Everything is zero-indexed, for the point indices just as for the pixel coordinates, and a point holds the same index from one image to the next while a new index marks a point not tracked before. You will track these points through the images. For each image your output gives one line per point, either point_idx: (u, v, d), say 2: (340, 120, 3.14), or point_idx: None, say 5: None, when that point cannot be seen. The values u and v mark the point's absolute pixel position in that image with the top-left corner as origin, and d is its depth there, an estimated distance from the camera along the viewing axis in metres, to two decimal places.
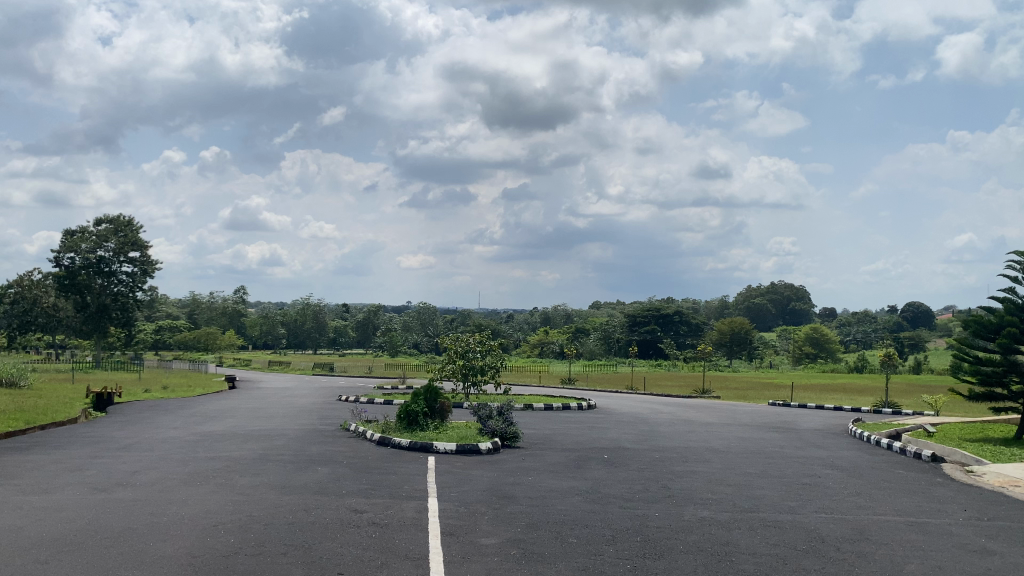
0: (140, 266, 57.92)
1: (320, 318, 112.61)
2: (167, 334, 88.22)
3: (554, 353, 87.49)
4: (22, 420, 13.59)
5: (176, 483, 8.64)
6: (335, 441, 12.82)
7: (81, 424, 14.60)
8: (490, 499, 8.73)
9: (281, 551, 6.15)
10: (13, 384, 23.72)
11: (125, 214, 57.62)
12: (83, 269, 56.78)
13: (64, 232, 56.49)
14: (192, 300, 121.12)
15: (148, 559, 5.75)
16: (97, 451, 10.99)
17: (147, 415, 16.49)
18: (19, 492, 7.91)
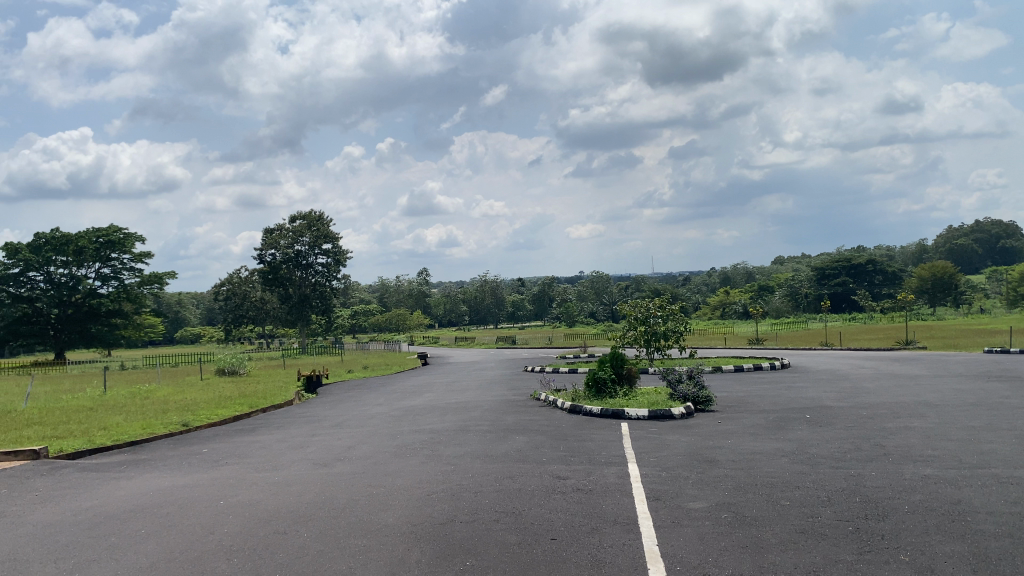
0: (333, 258, 61.70)
1: (498, 294, 115.43)
2: (361, 318, 93.70)
3: (738, 313, 84.84)
4: (247, 404, 14.95)
5: (387, 456, 9.14)
6: (529, 411, 13.09)
7: (296, 405, 15.79)
8: (691, 463, 8.56)
9: (494, 518, 6.34)
10: (235, 372, 26.10)
11: (316, 210, 61.47)
12: (284, 264, 60.87)
13: (264, 231, 61.11)
14: (380, 285, 127.88)
15: (373, 528, 6.10)
16: (313, 429, 11.84)
17: (352, 394, 17.58)
18: (253, 469, 8.68)
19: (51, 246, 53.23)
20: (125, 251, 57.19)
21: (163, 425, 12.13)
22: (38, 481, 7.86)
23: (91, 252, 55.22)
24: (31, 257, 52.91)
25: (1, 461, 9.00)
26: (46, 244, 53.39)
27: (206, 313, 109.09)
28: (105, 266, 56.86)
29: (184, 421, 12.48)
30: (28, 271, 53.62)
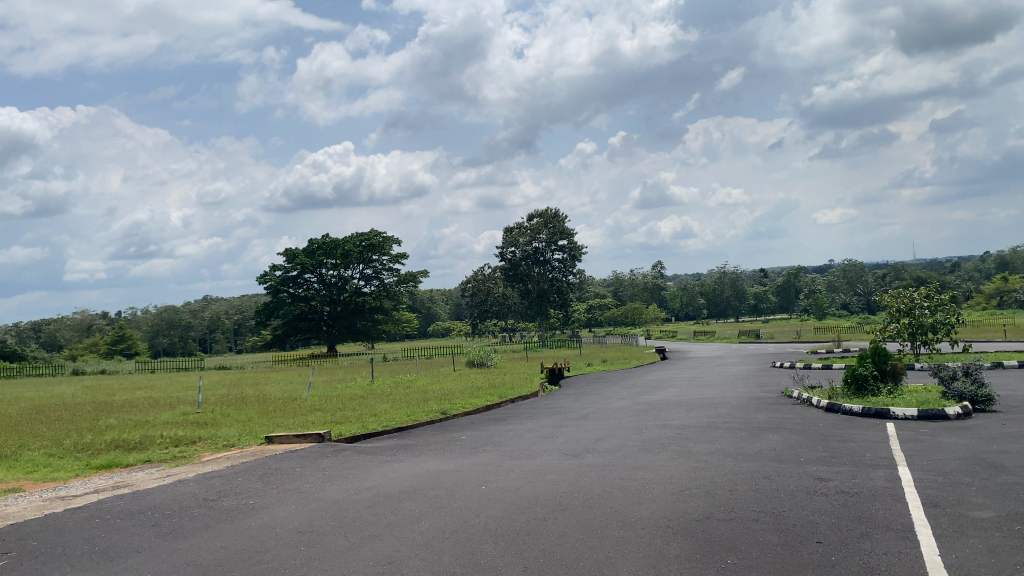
0: (570, 253, 62.93)
1: (739, 286, 111.77)
2: (599, 313, 94.85)
3: (1020, 302, 75.49)
4: (496, 394, 15.68)
5: (636, 450, 9.18)
6: (781, 408, 12.57)
7: (542, 397, 16.33)
8: (973, 468, 7.75)
9: (753, 517, 6.16)
10: (483, 364, 27.48)
11: (552, 207, 62.71)
12: (523, 261, 62.97)
13: (504, 229, 63.59)
14: (616, 279, 128.67)
15: (630, 520, 6.16)
16: (562, 420, 12.15)
17: (595, 387, 17.87)
18: (508, 456, 9.09)
19: (322, 251, 59.11)
20: (384, 253, 62.07)
21: (424, 413, 13.04)
22: (325, 461, 8.77)
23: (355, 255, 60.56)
24: (307, 261, 59.07)
25: (293, 442, 10.14)
26: (319, 249, 59.37)
27: (455, 309, 115.72)
28: (368, 266, 62.13)
29: (442, 409, 13.35)
30: (304, 273, 59.94)
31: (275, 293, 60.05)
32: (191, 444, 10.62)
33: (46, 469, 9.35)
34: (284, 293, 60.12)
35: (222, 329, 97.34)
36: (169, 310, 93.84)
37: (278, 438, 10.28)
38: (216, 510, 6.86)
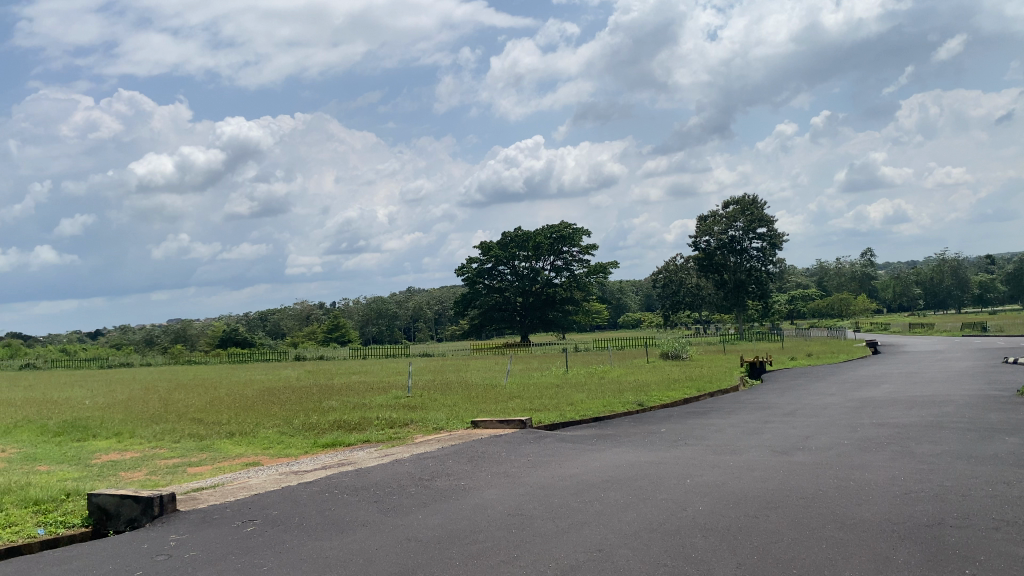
0: (769, 241, 60.46)
1: (961, 274, 102.48)
2: (800, 304, 90.46)
3: None
4: (694, 387, 15.38)
5: (852, 449, 8.66)
6: (1017, 409, 11.38)
7: (742, 390, 15.81)
8: None
9: (993, 526, 5.63)
10: (679, 356, 27.06)
11: (749, 194, 60.75)
12: (718, 250, 61.38)
13: (698, 218, 62.50)
14: (819, 268, 122.19)
15: (849, 521, 5.83)
16: (766, 416, 11.68)
17: (800, 382, 17.06)
18: (712, 451, 8.89)
19: (516, 243, 60.66)
20: (575, 245, 62.54)
21: (622, 403, 13.04)
22: (528, 447, 8.99)
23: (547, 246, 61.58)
24: (501, 254, 60.88)
25: (497, 427, 10.49)
26: (512, 242, 61.04)
27: (647, 300, 114.74)
28: (559, 258, 62.96)
29: (640, 401, 13.28)
30: (499, 266, 61.85)
31: (472, 285, 62.74)
32: (404, 426, 11.28)
33: (280, 445, 10.28)
34: (479, 284, 62.67)
35: (424, 318, 102.08)
36: (376, 301, 99.92)
37: (483, 423, 10.64)
38: (432, 489, 7.23)
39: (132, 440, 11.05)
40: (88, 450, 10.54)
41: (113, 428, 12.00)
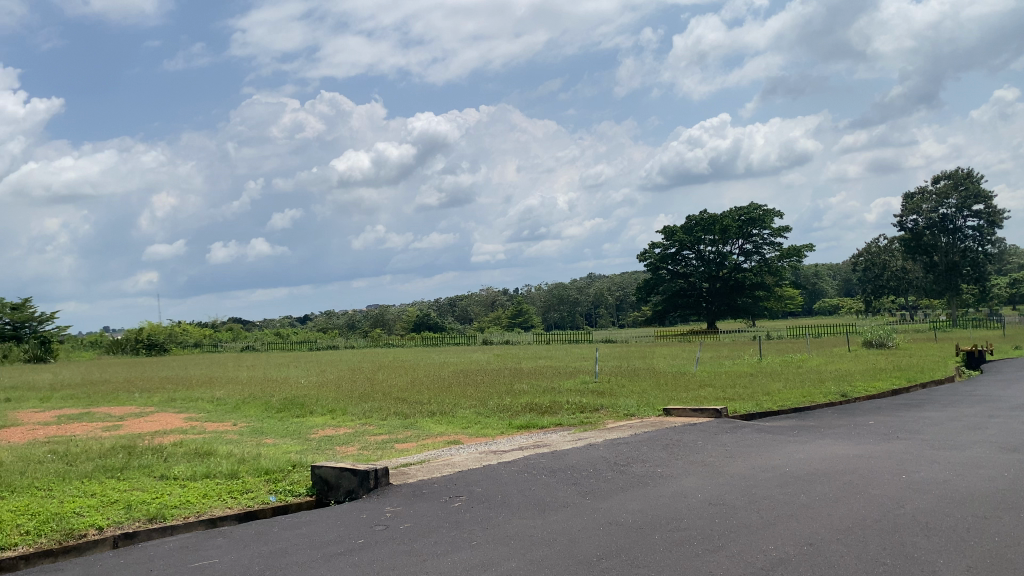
0: (987, 219, 55.23)
1: None
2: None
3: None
4: (904, 378, 14.39)
5: None
6: None
7: (960, 382, 14.60)
8: None
9: None
10: (885, 345, 25.36)
11: (963, 168, 55.77)
12: (928, 230, 56.83)
13: (904, 196, 58.19)
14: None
15: None
16: (991, 410, 10.70)
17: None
18: (929, 446, 8.26)
19: (701, 227, 59.32)
20: (766, 227, 59.95)
21: (823, 394, 12.43)
22: (725, 436, 8.77)
23: (734, 229, 59.67)
24: (685, 238, 59.89)
25: (691, 416, 10.31)
26: (697, 225, 59.85)
27: (843, 284, 108.35)
28: (747, 241, 60.80)
29: (843, 391, 12.60)
30: (683, 250, 60.77)
31: (655, 270, 62.49)
32: (596, 411, 11.36)
33: (478, 425, 10.67)
34: (663, 270, 62.12)
35: (606, 304, 102.17)
36: (558, 287, 101.33)
37: (677, 411, 10.51)
38: (628, 475, 7.24)
39: (343, 417, 11.88)
40: (307, 425, 11.45)
41: (327, 406, 12.96)
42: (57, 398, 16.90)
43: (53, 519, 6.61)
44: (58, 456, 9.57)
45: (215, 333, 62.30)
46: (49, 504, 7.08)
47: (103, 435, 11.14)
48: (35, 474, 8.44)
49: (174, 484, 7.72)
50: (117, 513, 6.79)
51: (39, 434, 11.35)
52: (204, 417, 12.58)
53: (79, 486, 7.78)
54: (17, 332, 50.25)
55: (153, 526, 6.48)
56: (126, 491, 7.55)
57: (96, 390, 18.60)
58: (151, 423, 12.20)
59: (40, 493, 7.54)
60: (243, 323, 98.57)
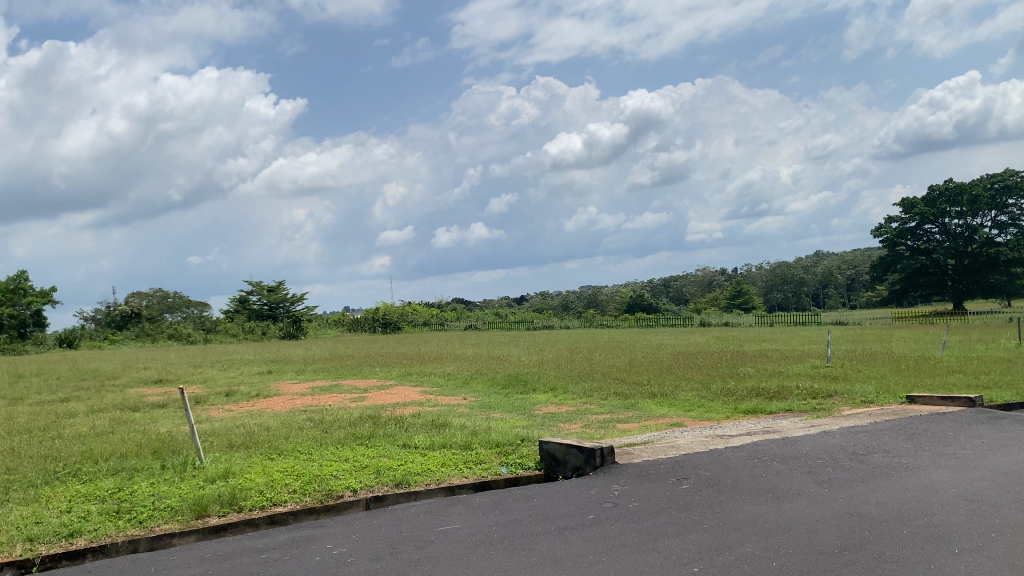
0: None
1: None
2: None
3: None
4: None
5: None
6: None
7: None
8: None
9: None
10: None
11: None
12: None
13: None
14: None
15: None
16: None
17: None
18: None
19: (946, 198, 54.23)
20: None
21: None
22: (981, 428, 7.98)
23: (986, 199, 53.91)
24: (927, 211, 55.10)
25: (940, 404, 9.50)
26: (941, 196, 54.88)
27: None
28: (1002, 212, 54.67)
29: None
30: (925, 224, 55.89)
31: (892, 247, 58.25)
32: (828, 397, 10.77)
33: (702, 409, 10.51)
34: (902, 246, 57.59)
35: (836, 284, 96.21)
36: (782, 266, 96.80)
37: (922, 399, 9.73)
38: (870, 465, 6.80)
39: (565, 395, 12.15)
40: (531, 402, 11.84)
41: (549, 384, 13.32)
42: (310, 372, 18.68)
43: (315, 480, 7.36)
44: (313, 423, 10.60)
45: (441, 313, 65.85)
46: (311, 466, 7.87)
47: (350, 405, 12.20)
48: (297, 439, 9.41)
49: (415, 453, 8.30)
50: (368, 477, 7.42)
51: (297, 403, 12.63)
52: (436, 391, 13.39)
53: (334, 451, 8.57)
54: (274, 311, 56.04)
55: (399, 490, 7.03)
56: (374, 458, 8.21)
57: (343, 365, 20.36)
58: (390, 396, 13.20)
59: (302, 456, 8.40)
60: (466, 304, 103.39)
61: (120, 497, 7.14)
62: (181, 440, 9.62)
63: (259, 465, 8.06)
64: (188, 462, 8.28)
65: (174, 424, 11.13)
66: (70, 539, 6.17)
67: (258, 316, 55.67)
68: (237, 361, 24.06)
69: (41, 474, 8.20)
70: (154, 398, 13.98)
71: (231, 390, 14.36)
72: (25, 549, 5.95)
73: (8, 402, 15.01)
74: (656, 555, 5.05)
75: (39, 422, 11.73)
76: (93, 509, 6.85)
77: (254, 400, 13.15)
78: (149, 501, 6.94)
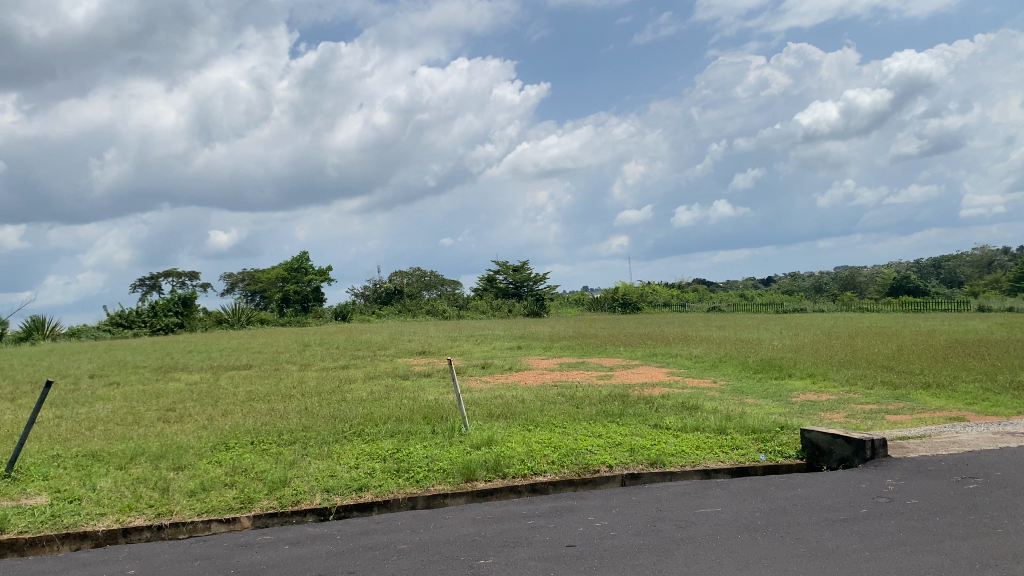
0: None
1: None
2: None
3: None
4: None
5: None
6: None
7: None
8: None
9: None
10: None
11: None
12: None
13: None
14: None
15: None
16: None
17: None
18: None
19: None
20: None
21: None
22: None
23: None
24: None
25: None
26: None
27: None
28: None
29: None
30: None
31: None
32: None
33: (986, 403, 9.51)
34: None
35: None
36: None
37: None
38: None
39: (825, 382, 11.54)
40: (787, 387, 11.39)
41: (805, 369, 12.72)
42: (558, 349, 19.23)
43: (573, 453, 7.58)
44: (565, 398, 10.92)
45: (683, 293, 64.74)
46: (567, 439, 8.13)
47: (599, 382, 12.45)
48: (552, 412, 9.73)
49: (668, 434, 8.26)
50: (623, 454, 7.51)
51: (548, 378, 13.08)
52: (685, 373, 13.27)
53: (588, 426, 8.76)
54: (519, 290, 58.22)
55: (655, 469, 7.06)
56: (627, 435, 8.28)
57: (588, 343, 20.75)
58: (638, 375, 13.29)
59: (558, 429, 8.68)
60: (709, 284, 100.79)
61: (398, 458, 7.83)
62: (447, 408, 10.31)
63: (518, 436, 8.43)
64: (454, 429, 8.87)
65: (438, 392, 11.97)
66: (360, 492, 6.88)
67: (504, 294, 58.18)
68: (489, 336, 25.33)
69: (332, 432, 9.20)
70: (420, 368, 15.14)
71: (487, 363, 15.17)
72: (323, 499, 6.75)
73: (298, 367, 16.97)
74: (943, 557, 4.64)
75: (324, 386, 13.15)
76: (376, 466, 7.57)
77: (509, 373, 13.83)
78: (423, 463, 7.54)
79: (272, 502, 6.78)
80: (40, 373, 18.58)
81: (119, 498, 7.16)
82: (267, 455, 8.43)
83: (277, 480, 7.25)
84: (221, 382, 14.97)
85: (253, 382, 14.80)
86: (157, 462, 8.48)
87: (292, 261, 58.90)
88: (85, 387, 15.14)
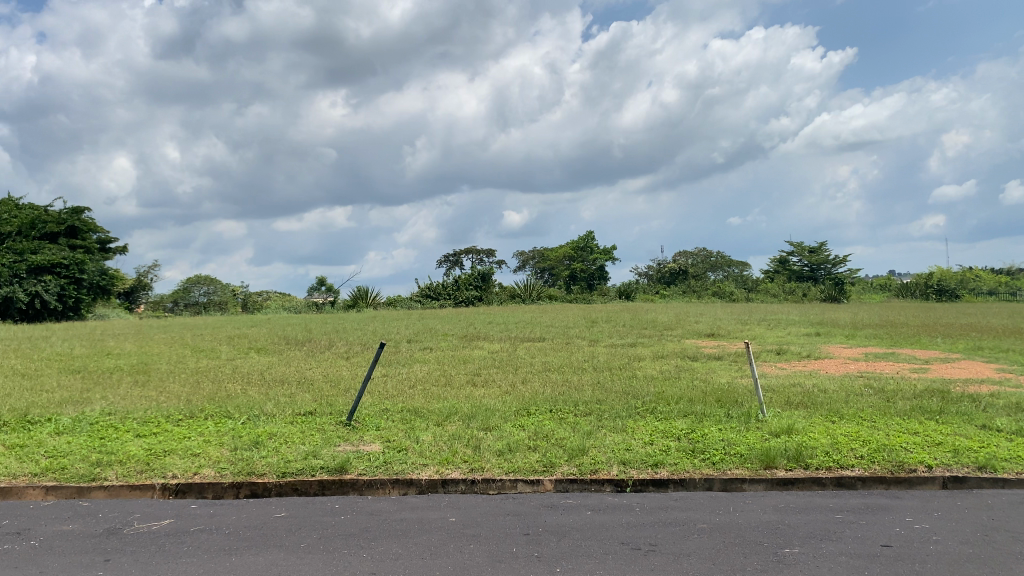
0: None
1: None
2: None
3: None
4: None
5: None
6: None
7: None
8: None
9: None
10: None
11: None
12: None
13: None
14: None
15: None
16: None
17: None
18: None
19: None
20: None
21: None
22: None
23: None
24: None
25: None
26: None
27: None
28: None
29: None
30: None
31: None
32: None
33: None
34: None
35: None
36: None
37: None
38: None
39: None
40: None
41: None
42: (862, 337, 17.91)
43: (884, 449, 7.07)
44: (874, 390, 10.17)
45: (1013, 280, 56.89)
46: (877, 434, 7.58)
47: (912, 375, 11.43)
48: (858, 404, 9.11)
49: (1000, 437, 7.38)
50: (944, 455, 6.86)
51: (852, 368, 12.23)
52: (1018, 371, 11.73)
53: (901, 422, 8.09)
54: (814, 273, 54.91)
55: (983, 475, 6.37)
56: (949, 435, 7.53)
57: (897, 332, 19.07)
58: (959, 370, 11.99)
59: (867, 423, 8.12)
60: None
61: (694, 438, 7.82)
62: (741, 392, 10.08)
63: (822, 426, 8.02)
64: (750, 415, 8.64)
65: (732, 376, 11.73)
66: (655, 468, 6.98)
67: (798, 277, 55.33)
68: (783, 320, 24.22)
69: (626, 408, 9.41)
70: (711, 351, 14.89)
71: (783, 349, 14.58)
72: (620, 471, 6.95)
73: (589, 342, 17.50)
74: None
75: (617, 362, 13.45)
76: (672, 444, 7.62)
77: (807, 361, 13.17)
78: (719, 446, 7.45)
79: (572, 468, 7.10)
80: (366, 336, 21.05)
81: (438, 452, 7.93)
82: (566, 423, 8.83)
83: (576, 448, 7.59)
84: (520, 352, 15.93)
85: (548, 354, 15.56)
86: (468, 422, 9.25)
87: (580, 240, 60.61)
88: (404, 350, 16.90)
